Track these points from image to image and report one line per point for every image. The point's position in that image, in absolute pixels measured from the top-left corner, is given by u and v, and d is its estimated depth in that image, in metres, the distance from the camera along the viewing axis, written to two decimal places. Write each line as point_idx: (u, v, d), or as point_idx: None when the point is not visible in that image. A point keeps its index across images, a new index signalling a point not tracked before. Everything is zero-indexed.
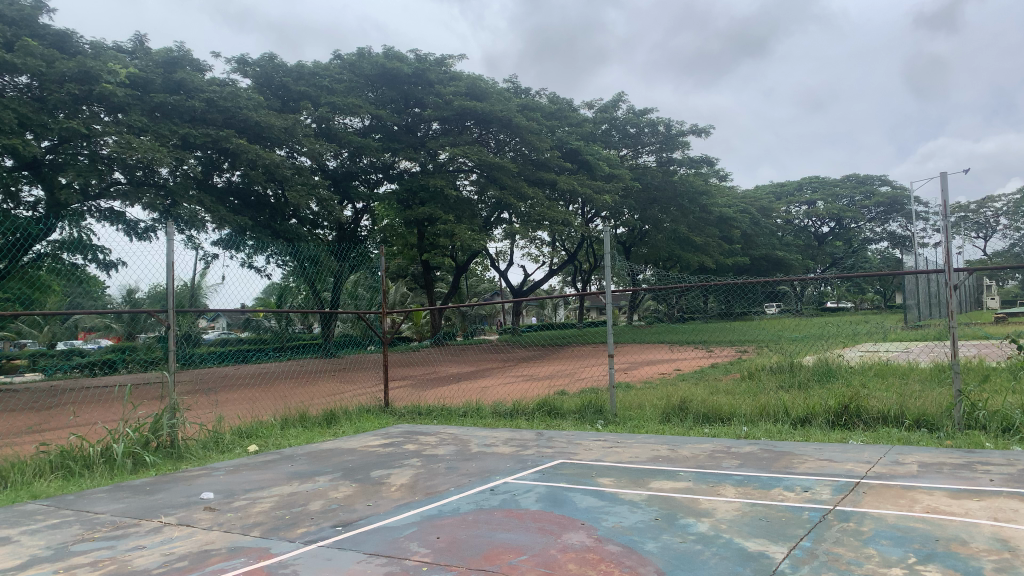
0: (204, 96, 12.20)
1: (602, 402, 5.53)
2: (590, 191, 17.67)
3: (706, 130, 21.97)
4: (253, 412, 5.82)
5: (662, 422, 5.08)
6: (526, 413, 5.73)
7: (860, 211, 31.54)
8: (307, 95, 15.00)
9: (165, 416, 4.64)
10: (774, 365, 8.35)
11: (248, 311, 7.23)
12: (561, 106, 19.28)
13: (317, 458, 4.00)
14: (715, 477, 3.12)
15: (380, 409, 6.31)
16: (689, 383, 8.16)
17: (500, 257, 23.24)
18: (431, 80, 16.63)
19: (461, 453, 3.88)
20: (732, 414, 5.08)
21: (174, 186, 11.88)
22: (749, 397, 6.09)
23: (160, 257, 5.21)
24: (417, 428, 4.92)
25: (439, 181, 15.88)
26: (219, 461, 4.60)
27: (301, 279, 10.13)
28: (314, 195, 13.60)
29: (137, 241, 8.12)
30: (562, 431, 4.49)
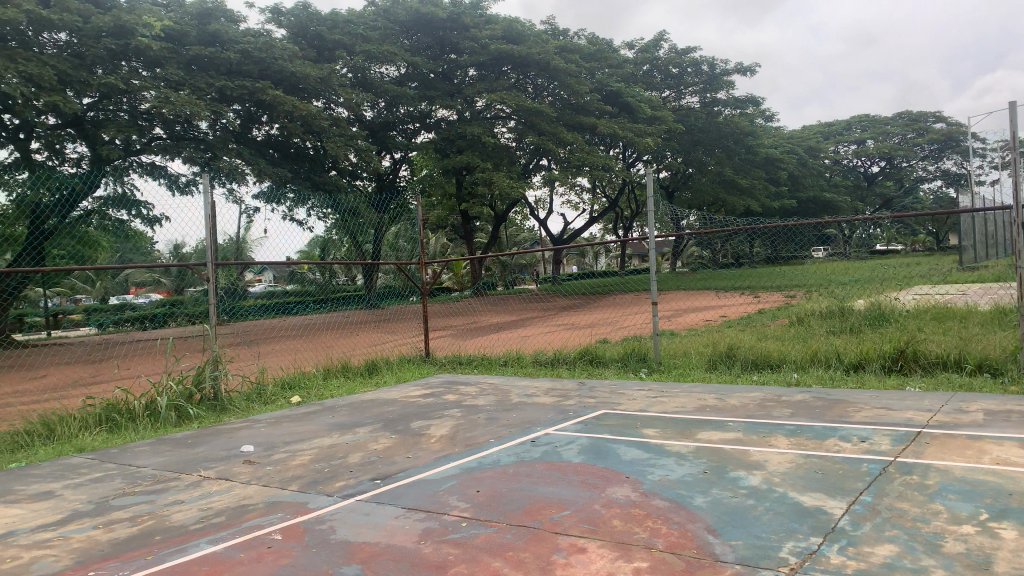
0: (240, 48, 12.05)
1: (645, 350, 5.42)
2: (631, 134, 17.24)
3: (752, 69, 21.35)
4: (296, 364, 5.83)
5: (708, 370, 4.96)
6: (567, 362, 5.65)
7: (913, 149, 30.39)
8: (341, 44, 14.81)
9: (208, 369, 4.67)
10: (825, 310, 8.10)
11: (292, 264, 7.23)
12: (600, 47, 18.76)
13: (358, 409, 3.97)
14: (766, 427, 2.99)
15: (421, 359, 6.28)
16: (735, 330, 7.98)
17: (540, 205, 23.02)
18: (466, 24, 16.28)
19: (501, 403, 3.80)
20: (781, 360, 4.92)
21: (214, 140, 11.88)
22: (798, 343, 5.91)
23: (200, 211, 5.16)
24: (458, 378, 4.86)
25: (476, 128, 15.64)
26: (261, 413, 4.61)
27: (343, 231, 10.09)
28: (352, 146, 13.52)
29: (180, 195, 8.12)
30: (605, 380, 4.38)
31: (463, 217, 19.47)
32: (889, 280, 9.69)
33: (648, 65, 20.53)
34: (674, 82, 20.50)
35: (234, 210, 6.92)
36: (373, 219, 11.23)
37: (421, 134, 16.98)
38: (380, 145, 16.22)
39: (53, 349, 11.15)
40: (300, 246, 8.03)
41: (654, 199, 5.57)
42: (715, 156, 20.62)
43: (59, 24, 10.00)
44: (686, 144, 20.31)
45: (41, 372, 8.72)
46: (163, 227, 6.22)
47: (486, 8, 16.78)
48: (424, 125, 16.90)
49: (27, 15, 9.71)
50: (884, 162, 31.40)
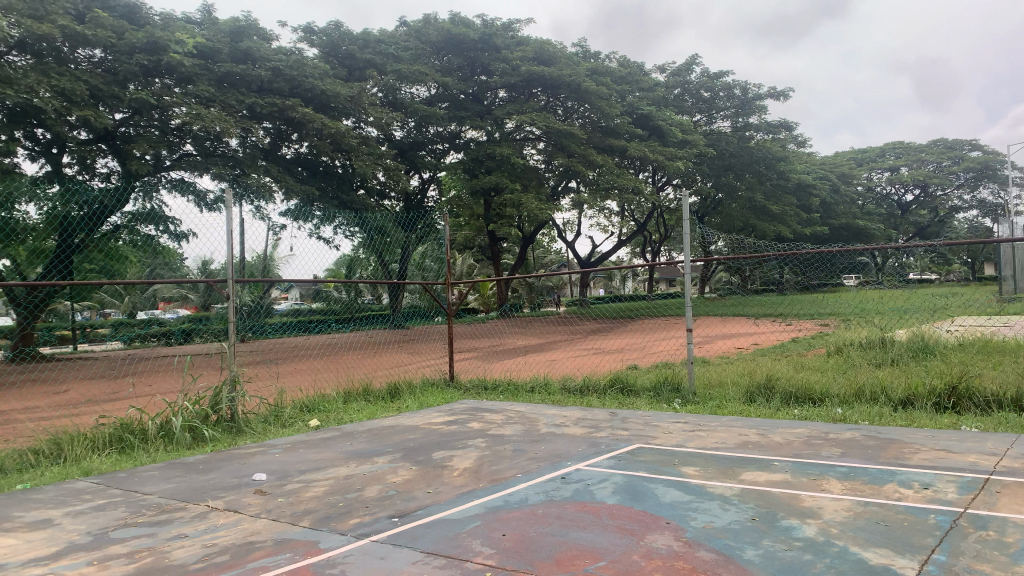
0: (271, 65, 12.12)
1: (679, 379, 5.19)
2: (662, 157, 17.00)
3: (785, 94, 21.14)
4: (315, 386, 5.67)
5: (745, 402, 4.70)
6: (596, 390, 5.42)
7: (949, 178, 29.79)
8: (373, 63, 14.82)
9: (225, 390, 4.54)
10: (864, 340, 7.78)
11: (320, 283, 7.11)
12: (631, 70, 18.65)
13: (378, 436, 3.80)
14: (816, 469, 2.75)
15: (445, 383, 6.09)
16: (770, 359, 7.69)
17: (568, 227, 22.87)
18: (498, 45, 16.26)
19: (528, 434, 3.60)
20: (824, 394, 4.66)
21: (243, 157, 11.89)
22: (840, 376, 5.63)
23: (223, 228, 5.03)
24: (483, 404, 4.66)
25: (505, 149, 15.55)
26: (278, 436, 4.45)
27: (371, 250, 10.00)
28: (380, 165, 13.48)
29: (209, 212, 8.05)
30: (637, 411, 4.16)
31: (490, 238, 19.36)
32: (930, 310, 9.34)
33: (679, 89, 20.47)
34: (706, 106, 20.36)
35: (262, 226, 6.81)
36: (400, 238, 11.12)
37: (450, 155, 16.93)
38: (409, 165, 16.18)
39: (79, 363, 11.17)
40: (327, 265, 7.90)
41: (688, 222, 5.36)
42: (746, 180, 20.33)
43: (94, 40, 10.10)
44: (717, 168, 20.08)
45: (64, 386, 8.71)
46: (188, 242, 6.13)
47: (518, 30, 16.75)
48: (453, 146, 16.86)
49: (62, 30, 9.80)
50: (918, 190, 30.84)
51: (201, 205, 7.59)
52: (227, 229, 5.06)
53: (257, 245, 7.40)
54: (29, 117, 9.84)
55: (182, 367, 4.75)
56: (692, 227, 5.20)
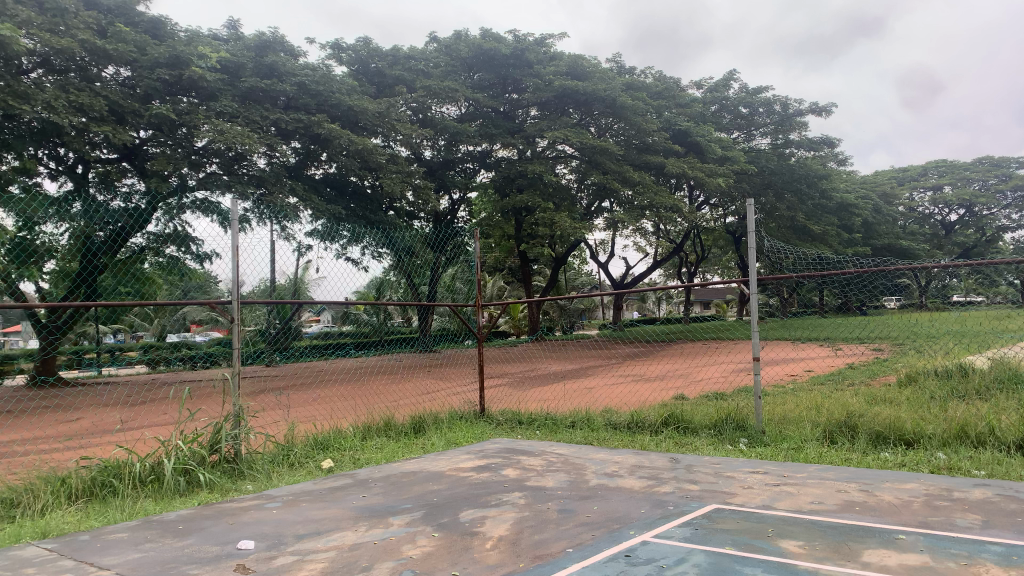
0: (296, 80, 11.72)
1: (743, 415, 4.55)
2: (701, 174, 16.34)
3: (827, 109, 20.42)
4: (332, 419, 5.09)
5: (825, 445, 4.05)
6: (647, 427, 4.79)
7: (996, 196, 28.58)
8: (402, 79, 14.40)
9: (226, 427, 4.02)
10: (940, 368, 7.00)
11: (351, 305, 6.58)
12: (668, 85, 18.11)
13: (396, 486, 3.20)
14: (960, 547, 2.10)
15: (474, 416, 5.48)
16: (832, 389, 6.99)
17: (601, 248, 22.27)
18: (530, 61, 15.83)
19: (575, 487, 2.99)
20: (919, 434, 3.95)
21: (268, 175, 11.47)
22: (927, 411, 4.91)
23: (232, 244, 4.52)
24: (519, 443, 4.06)
25: (537, 167, 15.04)
26: (285, 480, 3.90)
27: (399, 272, 9.45)
28: (410, 184, 12.96)
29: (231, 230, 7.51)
30: (702, 456, 3.52)
31: (521, 259, 18.84)
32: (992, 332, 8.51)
33: (716, 105, 19.92)
34: (744, 123, 19.78)
35: (283, 247, 6.30)
36: (430, 259, 10.54)
37: (480, 174, 16.45)
38: (439, 185, 15.78)
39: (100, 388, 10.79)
40: (356, 287, 7.36)
41: (751, 234, 4.70)
42: (786, 200, 19.58)
43: (114, 55, 9.80)
44: (756, 186, 19.34)
45: (76, 414, 8.29)
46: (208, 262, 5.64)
47: (551, 45, 16.36)
48: (483, 165, 16.31)
49: (82, 44, 9.48)
50: (963, 210, 29.68)
51: (228, 225, 7.12)
52: (234, 246, 4.53)
53: (283, 267, 6.91)
54: (49, 137, 9.53)
55: (179, 400, 4.20)
56: (753, 238, 4.52)
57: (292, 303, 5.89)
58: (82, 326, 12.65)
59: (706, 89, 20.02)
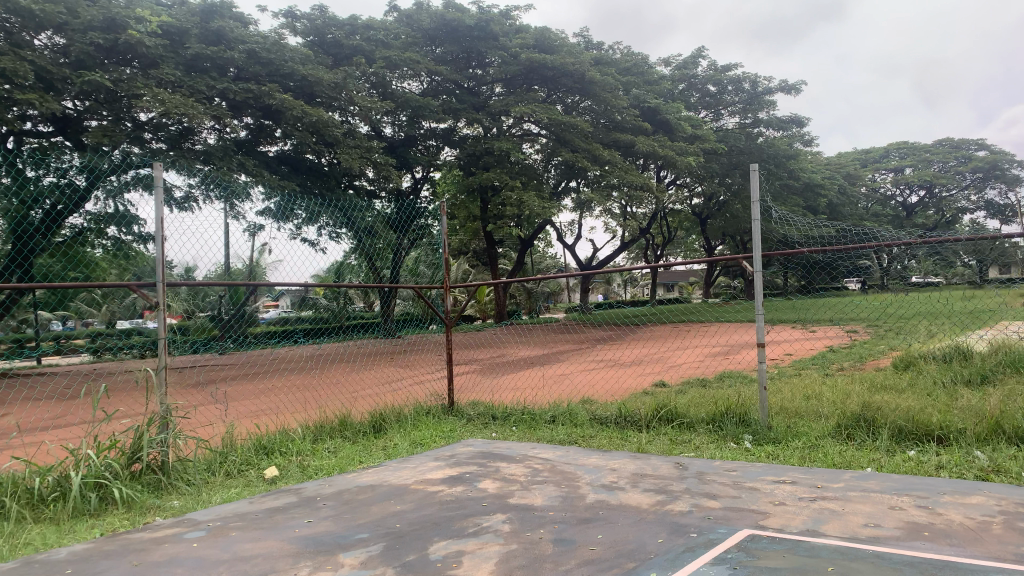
0: (246, 47, 10.94)
1: (744, 408, 4.04)
2: (672, 153, 15.89)
3: (796, 88, 20.11)
4: (280, 419, 4.47)
5: (844, 442, 3.55)
6: (636, 422, 4.26)
7: (955, 178, 28.74)
8: (360, 50, 13.61)
9: (150, 432, 3.40)
10: (934, 350, 6.59)
11: (311, 290, 5.89)
12: (637, 61, 17.59)
13: (350, 507, 2.63)
14: None
15: (442, 412, 4.90)
16: (819, 375, 6.56)
17: (568, 229, 21.81)
18: (496, 33, 15.16)
19: (570, 505, 2.45)
20: (947, 428, 3.47)
21: (216, 150, 10.70)
22: (939, 400, 4.45)
23: (162, 217, 3.82)
24: (496, 446, 3.50)
25: (504, 144, 14.45)
26: (218, 492, 3.30)
27: (360, 254, 8.77)
28: (369, 160, 12.26)
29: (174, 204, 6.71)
30: (713, 462, 3.00)
31: (486, 241, 18.27)
32: (972, 315, 8.17)
33: (684, 83, 19.53)
34: (712, 101, 19.47)
35: (233, 229, 5.60)
36: (393, 241, 9.88)
37: (443, 152, 15.77)
38: (400, 163, 15.09)
39: (39, 380, 9.98)
40: (315, 272, 6.68)
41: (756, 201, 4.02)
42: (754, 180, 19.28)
43: (42, 16, 8.91)
44: (724, 167, 18.99)
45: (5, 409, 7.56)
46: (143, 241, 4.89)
47: (516, 18, 15.74)
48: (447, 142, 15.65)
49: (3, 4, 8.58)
50: (923, 191, 29.77)
51: (173, 204, 6.37)
52: (161, 220, 3.84)
53: (237, 249, 6.19)
54: None
55: (91, 400, 3.56)
56: (758, 208, 3.94)
57: (241, 287, 5.18)
58: (22, 314, 11.72)
59: (674, 66, 19.61)
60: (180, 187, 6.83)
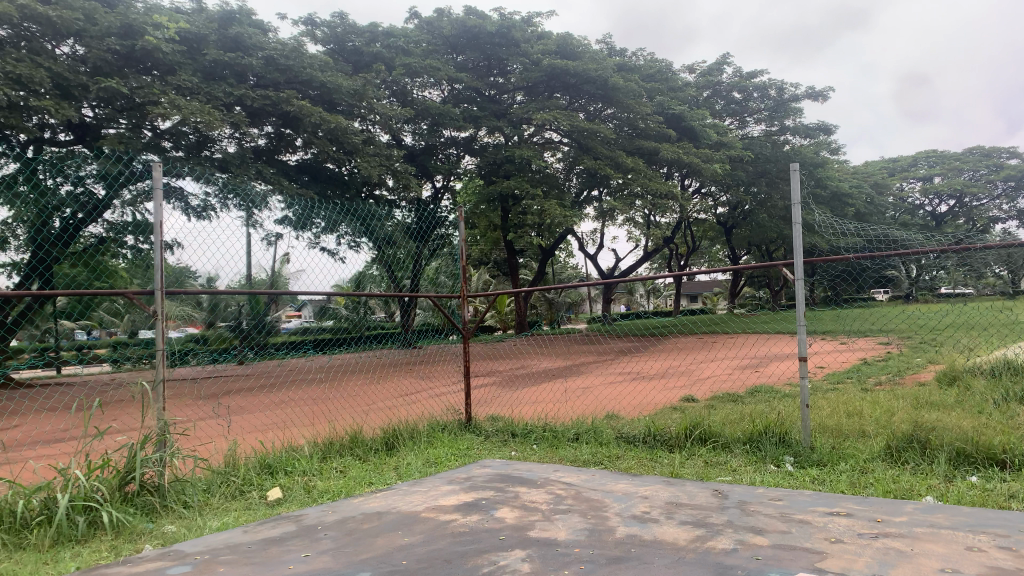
0: (264, 54, 10.84)
1: (784, 428, 3.73)
2: (697, 160, 15.57)
3: (823, 94, 19.73)
4: (288, 436, 4.24)
5: (897, 466, 3.24)
6: (665, 441, 3.97)
7: (986, 186, 28.10)
8: (380, 57, 13.47)
9: (147, 450, 3.18)
10: (979, 364, 6.22)
11: (332, 300, 5.65)
12: (660, 68, 17.33)
13: (353, 538, 2.37)
14: None
15: (459, 428, 4.63)
16: (855, 390, 6.23)
17: (590, 239, 21.54)
18: (517, 39, 14.99)
19: (597, 541, 2.17)
20: (1013, 451, 3.14)
21: (233, 158, 10.56)
22: (993, 420, 4.11)
23: (163, 221, 3.62)
24: (515, 468, 3.23)
25: (526, 152, 14.23)
26: (217, 516, 3.06)
27: (379, 263, 8.54)
28: (388, 168, 12.08)
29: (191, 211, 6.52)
30: (755, 489, 2.71)
31: (507, 251, 18.06)
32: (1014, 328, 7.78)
33: (709, 90, 19.23)
34: (737, 108, 19.16)
35: (252, 236, 5.37)
36: (412, 250, 9.67)
37: (464, 160, 15.58)
38: (420, 172, 14.92)
39: (61, 388, 9.85)
40: (336, 281, 6.45)
41: (797, 203, 3.73)
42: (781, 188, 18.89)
43: (60, 23, 8.83)
44: (749, 175, 18.63)
45: (17, 421, 7.40)
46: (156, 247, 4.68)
47: (538, 24, 15.57)
48: (467, 149, 15.45)
49: (20, 10, 8.52)
50: (953, 200, 29.14)
51: (190, 211, 6.16)
52: (162, 224, 3.65)
53: (256, 259, 5.98)
54: None
55: (83, 416, 3.33)
56: (798, 211, 3.65)
57: (258, 297, 4.95)
58: (44, 324, 11.65)
59: (699, 73, 19.32)
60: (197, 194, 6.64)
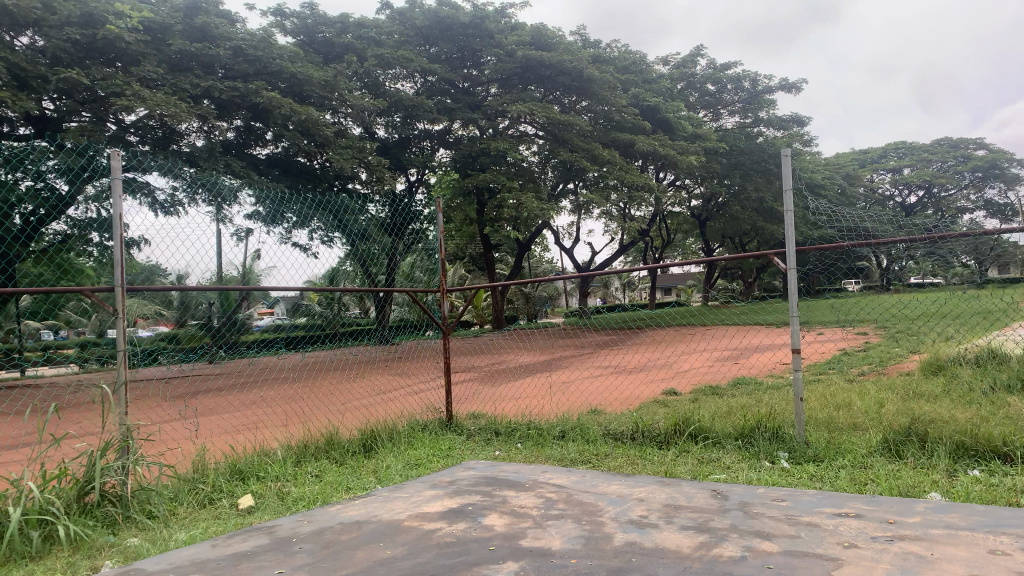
0: (231, 44, 10.53)
1: (778, 423, 3.61)
2: (673, 151, 15.49)
3: (796, 86, 19.78)
4: (260, 439, 4.04)
5: (895, 461, 3.13)
6: (654, 438, 3.83)
7: (955, 177, 28.44)
8: (352, 48, 13.20)
9: (107, 457, 2.97)
10: (963, 353, 6.16)
11: (307, 295, 5.43)
12: (635, 59, 17.24)
13: (331, 552, 2.20)
14: None
15: (440, 427, 4.46)
16: (840, 381, 6.16)
17: (566, 232, 21.43)
18: (490, 30, 14.82)
19: (595, 551, 2.02)
20: (1015, 444, 3.03)
21: (200, 152, 10.26)
22: (985, 410, 4.02)
23: (121, 216, 3.42)
24: (501, 470, 3.06)
25: (501, 144, 14.05)
26: (185, 526, 2.86)
27: (354, 257, 8.31)
28: (361, 161, 11.83)
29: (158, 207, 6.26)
30: (756, 488, 2.57)
31: (483, 245, 17.88)
32: (991, 316, 7.79)
33: (683, 82, 19.17)
34: (711, 100, 19.13)
35: (222, 231, 5.15)
36: (388, 245, 9.47)
37: (438, 154, 15.36)
38: (394, 165, 14.69)
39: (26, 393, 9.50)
40: (310, 277, 6.23)
41: (788, 192, 3.61)
42: (755, 179, 18.89)
43: (17, 12, 8.49)
44: (724, 167, 18.62)
45: None
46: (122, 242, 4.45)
47: (512, 15, 15.40)
48: (441, 142, 15.24)
49: None
50: (922, 191, 29.46)
51: (157, 207, 5.91)
52: (119, 218, 3.44)
53: (227, 256, 5.75)
54: None
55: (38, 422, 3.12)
56: (791, 197, 3.55)
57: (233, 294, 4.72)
58: (9, 324, 11.29)
59: (672, 65, 19.24)
60: (164, 188, 6.39)
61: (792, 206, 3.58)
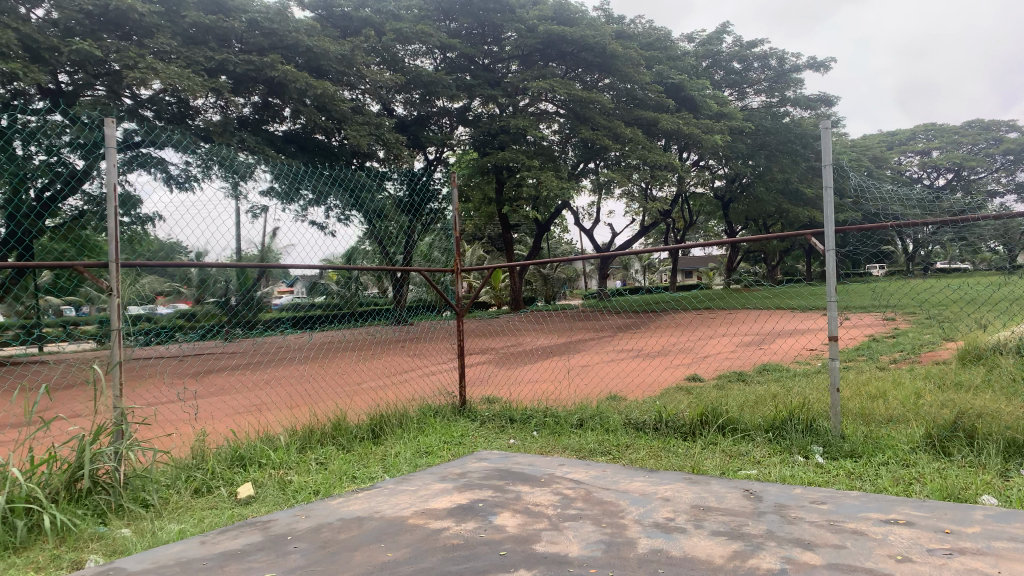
0: (247, 16, 10.34)
1: (812, 415, 3.38)
2: (698, 130, 15.13)
3: (825, 65, 19.26)
4: (265, 423, 3.88)
5: (941, 459, 2.90)
6: (679, 429, 3.62)
7: (985, 160, 27.74)
8: (370, 23, 12.96)
9: (98, 443, 2.81)
10: (1002, 341, 5.88)
11: (325, 274, 5.25)
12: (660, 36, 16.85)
13: (328, 552, 2.01)
14: None
15: (453, 412, 4.28)
16: (870, 369, 5.91)
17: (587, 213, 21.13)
18: (512, 5, 14.55)
19: (616, 559, 1.82)
20: None
21: (215, 127, 10.10)
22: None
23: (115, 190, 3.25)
24: (514, 463, 2.86)
25: (521, 122, 13.78)
26: (180, 517, 2.69)
27: (372, 235, 8.13)
28: (379, 137, 11.63)
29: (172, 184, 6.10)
30: (794, 490, 2.35)
31: (502, 226, 17.64)
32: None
33: (708, 60, 18.72)
34: (737, 79, 18.71)
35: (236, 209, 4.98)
36: (405, 224, 9.27)
37: (457, 132, 15.12)
38: (413, 143, 14.46)
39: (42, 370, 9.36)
40: (326, 255, 6.05)
41: (828, 166, 3.36)
42: (781, 160, 18.48)
43: None
44: (749, 147, 18.23)
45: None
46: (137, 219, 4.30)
47: None
48: (461, 119, 14.98)
49: None
50: (951, 174, 28.73)
51: (170, 183, 5.75)
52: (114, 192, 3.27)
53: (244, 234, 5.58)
54: None
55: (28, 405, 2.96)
56: (831, 173, 3.31)
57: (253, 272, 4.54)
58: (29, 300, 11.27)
59: (698, 42, 18.80)
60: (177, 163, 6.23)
61: (832, 182, 3.33)
